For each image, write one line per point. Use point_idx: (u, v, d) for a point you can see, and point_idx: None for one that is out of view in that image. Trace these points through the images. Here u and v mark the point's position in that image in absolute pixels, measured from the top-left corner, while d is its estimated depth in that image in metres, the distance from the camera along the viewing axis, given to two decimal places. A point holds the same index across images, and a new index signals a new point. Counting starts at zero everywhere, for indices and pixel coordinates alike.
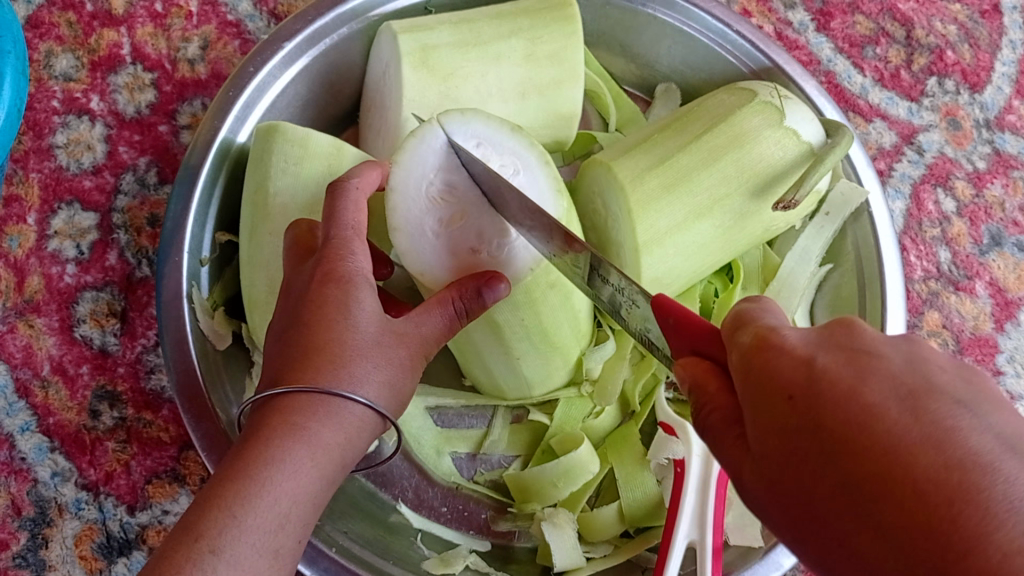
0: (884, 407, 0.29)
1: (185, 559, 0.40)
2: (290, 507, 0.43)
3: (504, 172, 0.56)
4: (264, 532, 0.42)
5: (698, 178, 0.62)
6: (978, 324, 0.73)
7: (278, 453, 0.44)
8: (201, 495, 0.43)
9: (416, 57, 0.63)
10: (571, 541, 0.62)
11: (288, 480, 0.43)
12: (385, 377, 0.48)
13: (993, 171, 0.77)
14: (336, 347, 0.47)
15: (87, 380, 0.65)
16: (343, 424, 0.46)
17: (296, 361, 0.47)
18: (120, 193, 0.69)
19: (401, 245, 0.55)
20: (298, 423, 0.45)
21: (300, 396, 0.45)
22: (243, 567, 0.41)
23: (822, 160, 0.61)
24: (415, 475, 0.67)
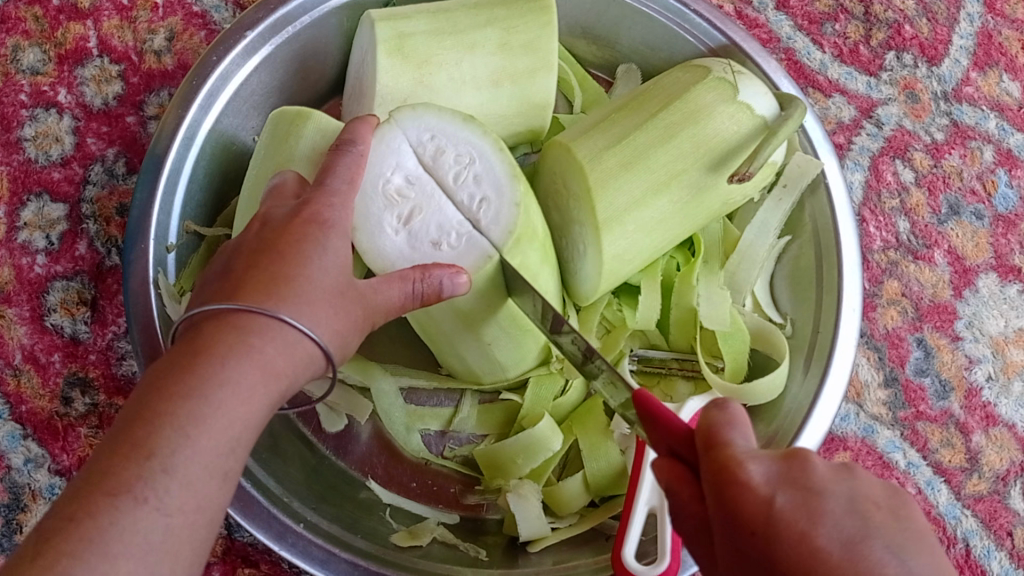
0: (828, 550, 0.37)
1: (136, 478, 0.38)
2: (241, 432, 0.42)
3: (460, 162, 0.58)
4: (217, 454, 0.40)
5: (654, 154, 0.63)
6: (937, 292, 0.75)
7: (232, 374, 0.41)
8: (140, 403, 0.40)
9: (391, 44, 0.64)
10: (536, 511, 0.63)
11: (242, 403, 0.41)
12: (339, 325, 0.47)
13: (951, 142, 0.78)
14: (303, 283, 0.46)
15: (59, 368, 0.67)
16: (295, 357, 0.44)
17: (258, 286, 0.45)
18: (89, 183, 0.70)
19: (361, 243, 0.56)
20: (255, 345, 0.43)
21: (260, 319, 0.44)
22: (194, 489, 0.39)
23: (774, 133, 0.62)
24: (385, 453, 0.69)
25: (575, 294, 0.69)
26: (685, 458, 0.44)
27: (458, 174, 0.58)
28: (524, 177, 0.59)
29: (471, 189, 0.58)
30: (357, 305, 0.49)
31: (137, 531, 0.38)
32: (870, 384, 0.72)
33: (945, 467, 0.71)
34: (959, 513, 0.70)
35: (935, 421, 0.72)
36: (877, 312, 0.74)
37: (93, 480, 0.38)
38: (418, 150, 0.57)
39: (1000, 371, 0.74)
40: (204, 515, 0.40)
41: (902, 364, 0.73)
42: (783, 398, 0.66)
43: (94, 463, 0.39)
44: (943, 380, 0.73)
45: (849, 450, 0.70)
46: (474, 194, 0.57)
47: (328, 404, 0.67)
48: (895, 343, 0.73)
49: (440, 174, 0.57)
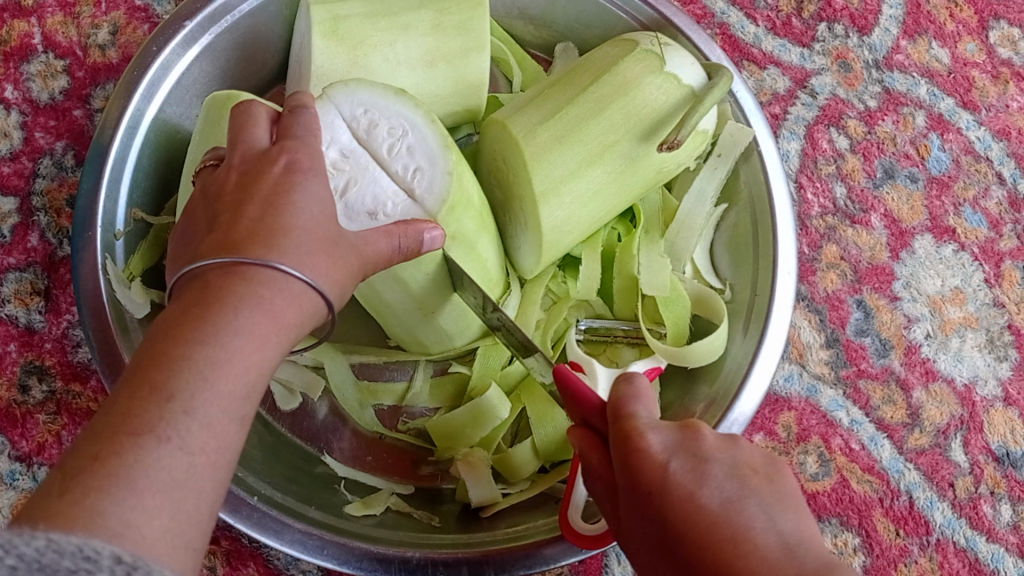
0: (708, 506, 0.40)
1: (156, 418, 0.37)
2: (255, 378, 0.41)
3: (393, 134, 0.58)
4: (234, 398, 0.40)
5: (586, 127, 0.65)
6: (875, 254, 0.77)
7: (241, 324, 0.41)
8: (151, 353, 0.40)
9: (327, 27, 0.65)
10: (486, 478, 0.65)
11: (253, 351, 0.41)
12: (338, 277, 0.47)
13: (883, 109, 0.80)
14: (302, 234, 0.45)
15: (15, 357, 0.68)
16: (300, 307, 0.44)
17: (250, 236, 0.44)
18: (38, 176, 0.72)
19: None
20: (263, 295, 0.42)
21: (264, 271, 0.43)
22: (214, 430, 0.39)
23: (701, 101, 0.64)
24: (341, 428, 0.70)
25: (520, 267, 0.70)
26: (598, 429, 0.49)
27: (392, 146, 0.58)
28: (456, 147, 0.60)
29: (405, 161, 0.58)
30: (351, 253, 0.48)
31: (162, 469, 0.37)
32: (812, 345, 0.74)
33: (887, 423, 0.73)
34: (902, 467, 0.72)
35: (876, 378, 0.74)
36: (817, 276, 0.76)
37: (113, 423, 0.37)
38: (351, 125, 0.57)
39: (938, 328, 0.76)
40: (225, 456, 0.40)
41: (842, 325, 0.75)
42: (725, 359, 0.68)
43: (110, 410, 0.38)
44: (883, 339, 0.75)
45: (794, 410, 0.72)
46: (408, 165, 0.58)
47: (284, 383, 0.69)
48: (835, 305, 0.75)
49: (374, 147, 0.58)
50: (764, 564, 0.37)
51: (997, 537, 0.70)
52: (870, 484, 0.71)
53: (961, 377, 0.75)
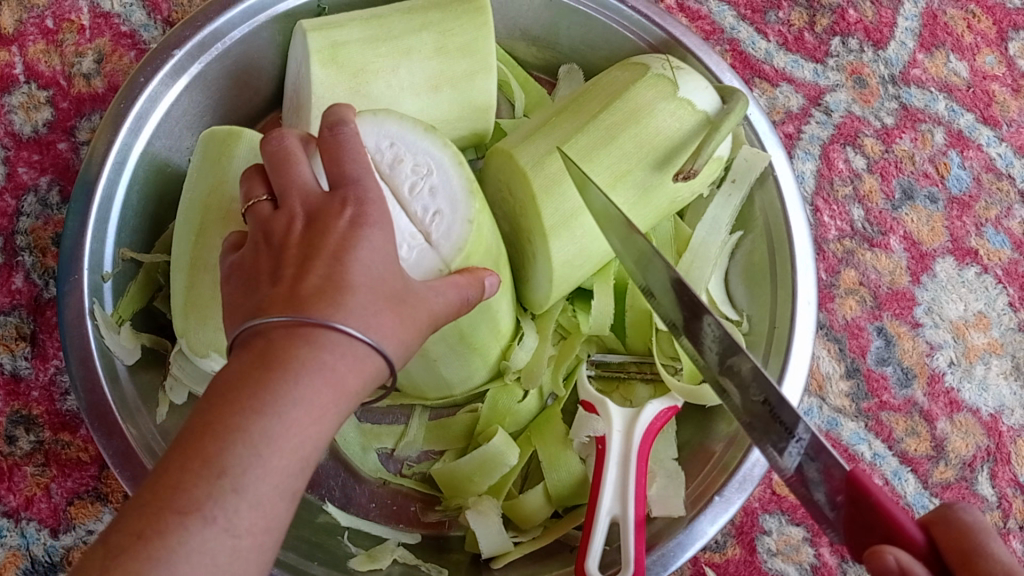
0: None
1: (205, 496, 0.36)
2: (311, 449, 0.39)
3: (417, 172, 0.56)
4: (286, 473, 0.38)
5: (598, 156, 0.61)
6: (895, 279, 0.74)
7: (302, 393, 0.38)
8: (212, 414, 0.38)
9: (325, 54, 0.62)
10: (497, 527, 0.62)
11: (311, 421, 0.39)
12: (406, 335, 0.43)
13: (901, 126, 0.77)
14: (361, 292, 0.41)
15: (1, 406, 0.65)
16: (362, 369, 0.41)
17: (323, 297, 0.40)
18: (22, 214, 0.68)
19: None
20: (324, 360, 0.39)
21: (327, 333, 0.39)
22: (263, 508, 0.37)
23: (717, 128, 0.61)
24: (342, 473, 0.67)
25: (529, 300, 0.67)
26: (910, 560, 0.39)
27: (415, 185, 0.56)
28: (479, 194, 0.58)
29: (426, 202, 0.56)
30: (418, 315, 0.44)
31: (205, 551, 0.36)
32: (831, 376, 0.71)
33: (911, 456, 0.70)
34: (927, 502, 0.69)
35: (899, 410, 0.71)
36: (836, 302, 0.73)
37: (164, 495, 0.36)
38: (375, 156, 0.56)
39: (962, 355, 0.73)
40: (270, 536, 0.38)
41: (863, 354, 0.72)
42: None
43: (161, 479, 0.37)
44: (905, 368, 0.72)
45: None
46: (429, 207, 0.56)
47: None
48: (855, 333, 0.72)
49: (396, 182, 0.55)
50: None
51: None
52: None
53: (987, 407, 0.72)
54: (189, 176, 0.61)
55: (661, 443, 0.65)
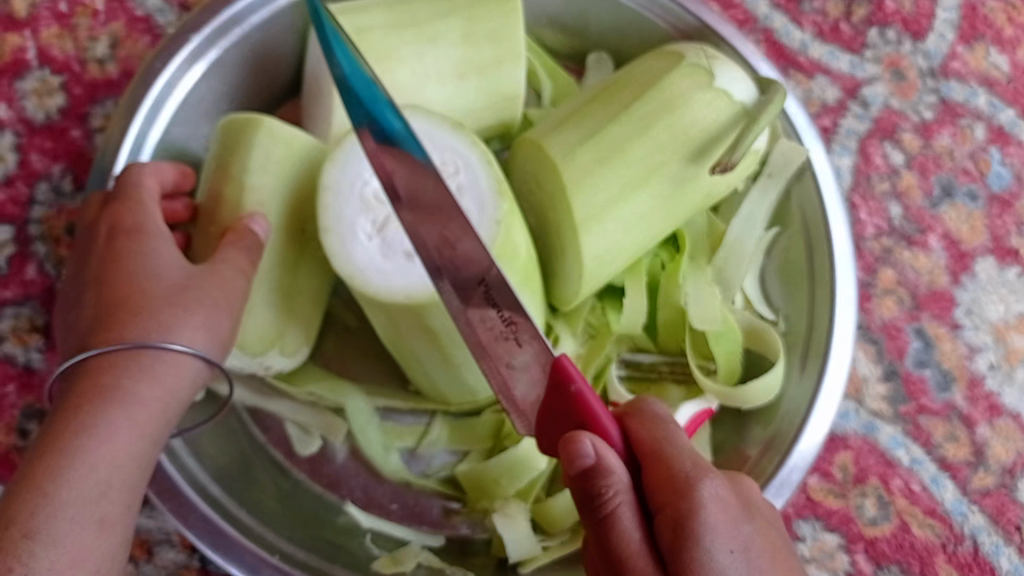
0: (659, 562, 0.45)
1: (7, 545, 0.44)
2: (110, 473, 0.48)
3: (443, 171, 0.54)
4: (83, 504, 0.46)
5: (631, 148, 0.59)
6: (933, 279, 0.72)
7: (91, 421, 0.48)
8: (47, 461, 0.47)
9: (349, 40, 0.60)
10: (525, 531, 0.60)
11: (103, 445, 0.48)
12: (203, 323, 0.53)
13: (940, 121, 0.75)
14: (140, 299, 0.52)
15: (14, 400, 0.63)
16: (158, 380, 0.51)
17: (113, 317, 0.52)
18: (35, 203, 0.66)
19: (331, 246, 0.54)
20: (109, 384, 0.49)
21: (110, 356, 0.50)
22: (65, 546, 0.45)
23: (755, 120, 0.58)
24: (363, 473, 0.64)
25: (557, 296, 0.64)
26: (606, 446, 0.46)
27: (441, 184, 0.54)
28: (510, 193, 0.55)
29: (453, 201, 0.54)
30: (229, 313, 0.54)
31: None
32: (868, 378, 0.69)
33: (950, 462, 0.68)
34: (966, 509, 0.67)
35: (938, 415, 0.69)
36: (873, 302, 0.71)
37: (10, 537, 0.44)
38: None
39: (1002, 358, 0.71)
40: (91, 561, 0.46)
41: (901, 356, 0.70)
42: (780, 400, 0.63)
43: (9, 526, 0.44)
44: (944, 371, 0.70)
45: (850, 449, 0.67)
46: None
47: (302, 426, 0.64)
48: (892, 334, 0.70)
49: None
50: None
51: None
52: (932, 529, 0.66)
53: None
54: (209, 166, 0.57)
55: (694, 448, 0.63)
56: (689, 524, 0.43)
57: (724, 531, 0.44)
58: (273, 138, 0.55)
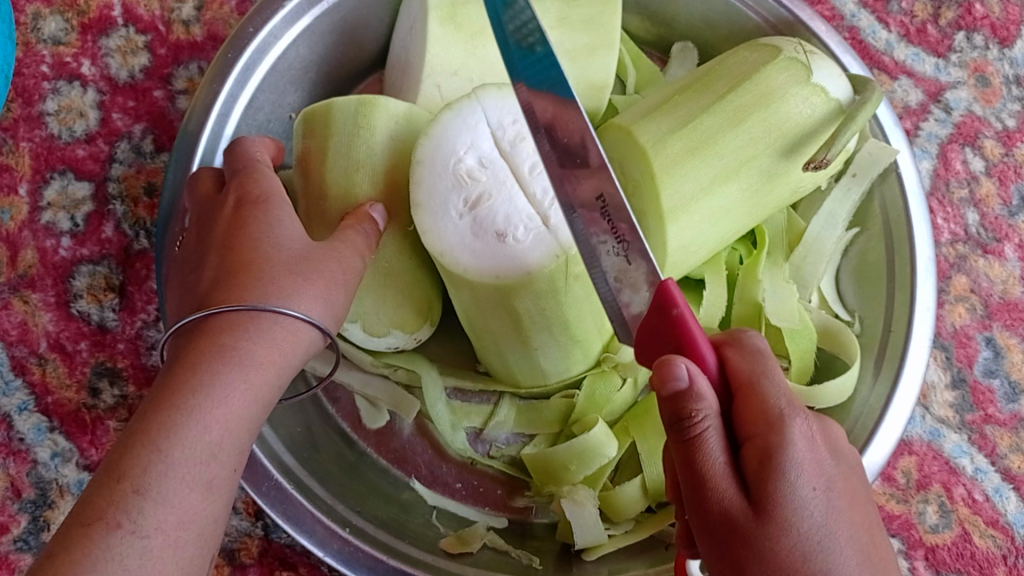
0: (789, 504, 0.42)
1: (108, 501, 0.40)
2: (222, 433, 0.44)
3: (538, 153, 0.56)
4: (193, 463, 0.42)
5: (723, 139, 0.58)
6: (1007, 288, 0.71)
7: (207, 377, 0.45)
8: (157, 418, 0.43)
9: (444, 11, 0.59)
10: (593, 518, 0.59)
11: (219, 405, 0.44)
12: (318, 292, 0.50)
13: (1023, 129, 0.74)
14: (261, 265, 0.50)
15: (87, 357, 0.63)
16: (273, 342, 0.48)
17: (229, 278, 0.50)
18: (115, 161, 0.67)
19: (423, 223, 0.55)
20: (228, 344, 0.46)
21: (227, 315, 0.47)
22: (175, 503, 0.41)
23: (852, 118, 0.58)
24: (430, 451, 0.65)
25: None
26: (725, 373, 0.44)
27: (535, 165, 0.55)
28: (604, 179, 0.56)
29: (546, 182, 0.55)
30: (337, 287, 0.52)
31: (118, 555, 0.39)
32: (935, 385, 0.69)
33: (1014, 474, 0.68)
34: None
35: (1004, 425, 0.68)
36: (945, 309, 0.70)
37: (120, 491, 0.40)
38: (496, 134, 0.56)
39: None
40: (193, 526, 0.42)
41: (970, 364, 0.69)
42: (851, 402, 0.63)
43: (118, 480, 0.41)
44: (1013, 382, 0.69)
45: (914, 454, 0.67)
46: (548, 188, 0.55)
47: (371, 400, 0.65)
48: (963, 342, 0.70)
49: (516, 162, 0.56)
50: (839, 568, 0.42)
51: None
52: (993, 539, 0.66)
53: None
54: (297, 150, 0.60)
55: None
56: (776, 456, 0.41)
57: (811, 466, 0.42)
58: (358, 122, 0.57)
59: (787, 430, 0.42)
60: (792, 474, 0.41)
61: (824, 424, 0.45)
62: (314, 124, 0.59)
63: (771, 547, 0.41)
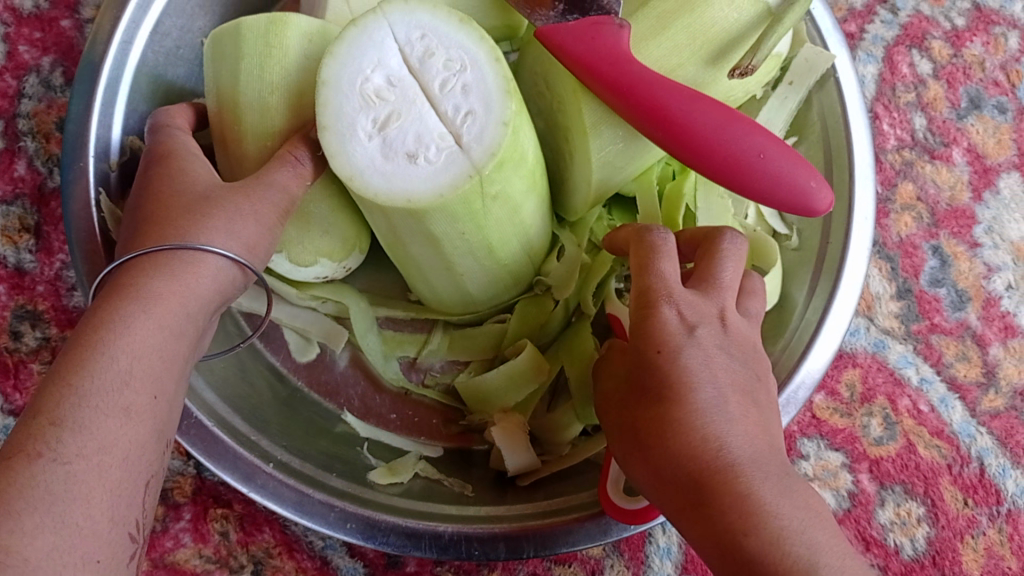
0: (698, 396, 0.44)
1: (26, 437, 0.38)
2: (131, 362, 0.41)
3: (449, 68, 0.51)
4: (106, 391, 0.40)
5: (645, 50, 0.56)
6: (955, 195, 0.69)
7: (109, 314, 0.42)
8: (65, 360, 0.40)
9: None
10: (524, 443, 0.59)
11: (123, 335, 0.41)
12: (224, 224, 0.47)
13: (972, 28, 0.72)
14: (162, 211, 0.47)
15: (6, 301, 0.62)
16: (177, 275, 0.44)
17: (145, 229, 0.46)
18: (23, 96, 0.65)
19: (329, 145, 0.51)
20: (129, 284, 0.43)
21: (130, 263, 0.45)
22: (92, 430, 0.39)
23: (777, 21, 0.55)
24: (362, 382, 0.65)
25: (566, 207, 0.63)
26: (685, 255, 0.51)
27: (447, 82, 0.51)
28: (518, 93, 0.52)
29: (458, 101, 0.51)
30: (243, 220, 0.47)
31: (39, 483, 0.37)
32: (881, 297, 0.67)
33: (960, 383, 0.67)
34: (974, 431, 0.66)
35: (951, 334, 0.67)
36: (890, 219, 0.69)
37: (37, 426, 0.38)
38: (404, 49, 0.51)
39: (1021, 279, 0.69)
40: (116, 451, 0.39)
41: (916, 274, 0.68)
42: (791, 312, 0.61)
43: (35, 417, 0.39)
44: (959, 290, 0.68)
45: (858, 367, 0.66)
46: (460, 106, 0.51)
47: (300, 332, 0.64)
48: (909, 252, 0.68)
49: (426, 79, 0.51)
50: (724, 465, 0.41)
51: None
52: (938, 450, 0.65)
53: None
54: (209, 75, 0.56)
55: None
56: (648, 300, 0.47)
57: (687, 294, 0.47)
58: (263, 43, 0.53)
59: (690, 342, 0.45)
60: (691, 362, 0.45)
61: (725, 301, 0.49)
62: (223, 48, 0.54)
63: (680, 423, 0.43)
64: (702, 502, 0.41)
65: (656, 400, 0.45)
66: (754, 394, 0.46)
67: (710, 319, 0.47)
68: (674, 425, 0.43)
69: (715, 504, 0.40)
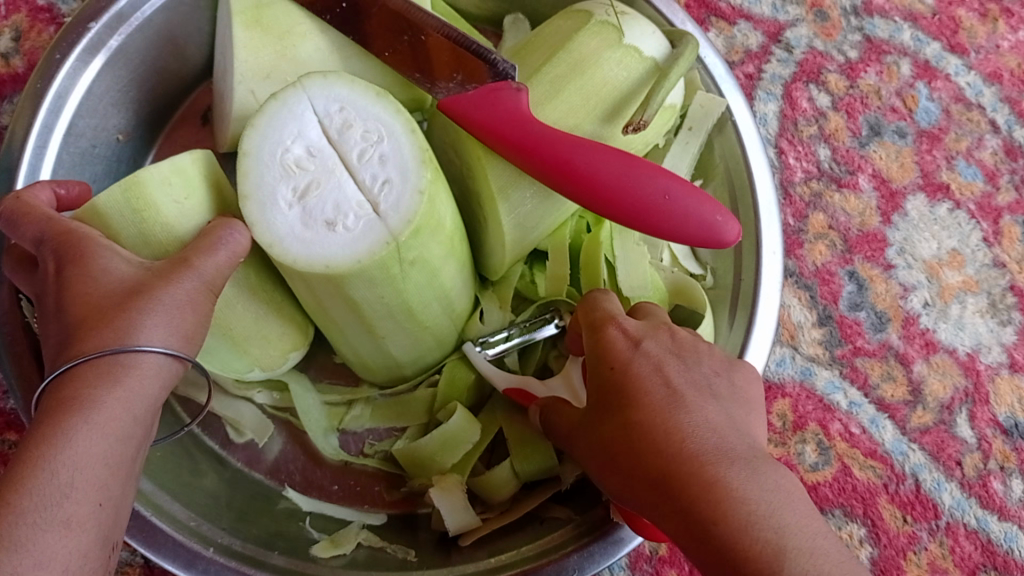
0: (658, 394, 0.46)
1: None
2: (74, 476, 0.40)
3: (366, 139, 0.53)
4: (47, 508, 0.39)
5: (543, 112, 0.58)
6: (865, 220, 0.72)
7: (50, 429, 0.41)
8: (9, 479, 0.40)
9: (249, 15, 0.58)
10: (462, 503, 0.60)
11: (64, 451, 0.40)
12: (165, 318, 0.45)
13: (865, 59, 0.76)
14: (94, 311, 0.44)
15: None
16: (119, 379, 0.43)
17: (71, 332, 0.44)
18: None
19: (250, 215, 0.51)
20: (70, 394, 0.42)
21: (70, 368, 0.43)
22: (33, 549, 0.38)
23: (666, 74, 0.58)
24: (301, 458, 0.66)
25: (486, 267, 0.65)
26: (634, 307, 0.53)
27: (365, 152, 0.52)
28: (435, 162, 0.54)
29: (375, 170, 0.52)
30: (177, 311, 0.45)
31: None
32: (803, 325, 0.69)
33: (888, 403, 0.68)
34: (906, 448, 0.67)
35: (874, 355, 0.69)
36: (805, 249, 0.71)
37: None
38: (324, 121, 0.52)
39: (936, 296, 0.71)
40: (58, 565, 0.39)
41: (835, 300, 0.70)
42: None
43: None
44: (878, 312, 0.70)
45: (788, 396, 0.67)
46: (378, 176, 0.52)
47: (232, 423, 0.65)
48: (825, 279, 0.70)
49: (344, 150, 0.52)
50: (693, 451, 0.43)
51: (1009, 515, 0.66)
52: (873, 470, 0.66)
53: (964, 346, 0.70)
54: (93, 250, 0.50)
55: None
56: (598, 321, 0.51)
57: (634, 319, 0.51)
58: (177, 173, 0.50)
59: (638, 354, 0.48)
60: (643, 368, 0.47)
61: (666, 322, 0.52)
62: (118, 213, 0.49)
63: (644, 423, 0.45)
64: (679, 495, 0.42)
65: (618, 408, 0.47)
66: (716, 388, 0.47)
67: (659, 334, 0.50)
68: (642, 425, 0.45)
69: (689, 494, 0.41)
